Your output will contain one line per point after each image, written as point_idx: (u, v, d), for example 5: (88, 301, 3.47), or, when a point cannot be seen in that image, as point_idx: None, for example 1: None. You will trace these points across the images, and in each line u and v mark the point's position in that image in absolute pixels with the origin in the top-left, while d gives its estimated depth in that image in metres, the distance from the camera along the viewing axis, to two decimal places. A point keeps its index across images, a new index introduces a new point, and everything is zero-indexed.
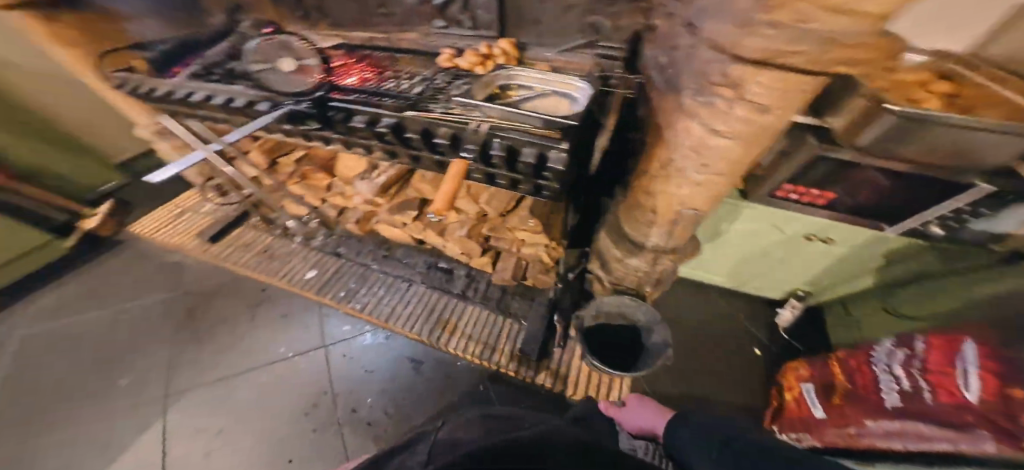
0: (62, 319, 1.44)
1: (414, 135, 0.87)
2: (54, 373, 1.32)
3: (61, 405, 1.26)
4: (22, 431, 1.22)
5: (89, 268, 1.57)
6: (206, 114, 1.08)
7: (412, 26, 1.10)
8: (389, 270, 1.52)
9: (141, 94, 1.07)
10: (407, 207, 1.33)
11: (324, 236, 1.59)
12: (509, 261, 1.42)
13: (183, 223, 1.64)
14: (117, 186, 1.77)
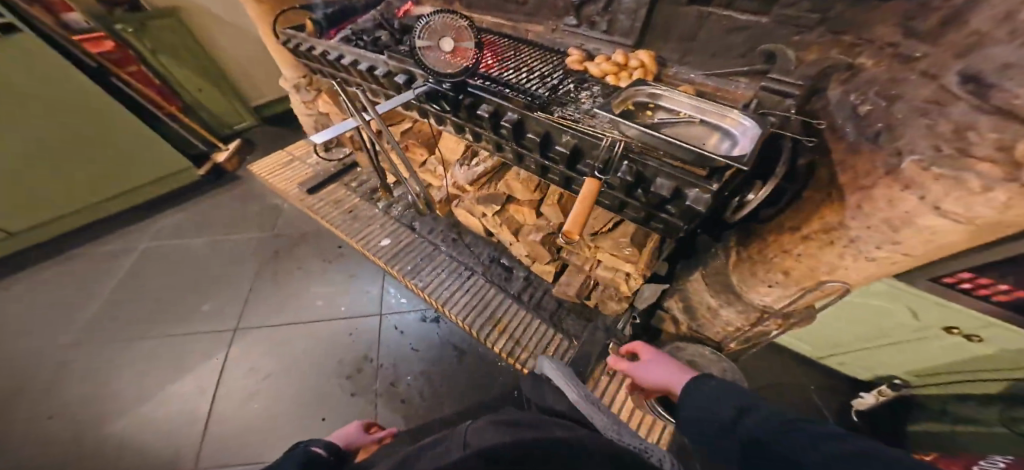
0: (177, 236, 1.64)
1: (535, 137, 0.92)
2: (161, 283, 1.50)
3: (156, 315, 1.42)
4: (128, 326, 1.39)
5: (206, 196, 1.77)
6: (350, 78, 1.22)
7: (540, 19, 1.10)
8: (456, 255, 1.51)
9: (301, 51, 1.23)
10: (487, 199, 1.28)
11: (403, 207, 1.62)
12: (577, 276, 1.32)
13: (288, 169, 1.73)
14: (247, 127, 1.98)
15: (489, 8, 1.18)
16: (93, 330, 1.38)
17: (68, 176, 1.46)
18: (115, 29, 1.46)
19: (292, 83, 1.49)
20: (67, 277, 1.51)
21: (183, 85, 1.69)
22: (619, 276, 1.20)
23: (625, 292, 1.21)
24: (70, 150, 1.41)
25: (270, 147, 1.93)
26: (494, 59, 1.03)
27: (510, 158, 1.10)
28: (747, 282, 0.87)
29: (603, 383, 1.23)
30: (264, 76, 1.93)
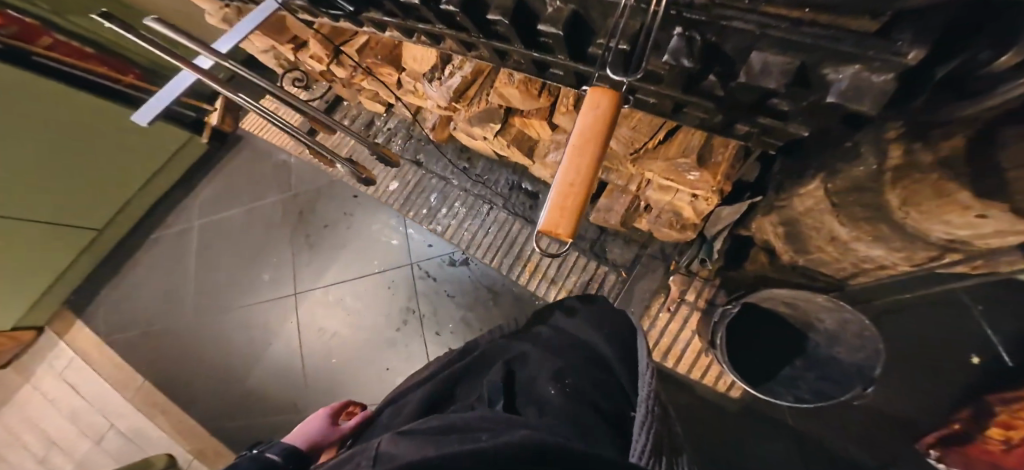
0: (217, 213, 1.67)
1: (500, 18, 0.50)
2: (225, 259, 1.62)
3: (233, 288, 1.57)
4: (218, 301, 1.58)
5: (220, 165, 1.71)
6: None
7: None
8: (470, 187, 1.26)
9: None
10: (481, 119, 0.93)
11: (403, 138, 1.34)
12: (621, 199, 1.00)
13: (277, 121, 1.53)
14: None
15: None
16: (195, 307, 1.60)
17: (101, 183, 1.45)
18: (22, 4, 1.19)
19: (219, 18, 1.17)
20: (154, 266, 1.69)
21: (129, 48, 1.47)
22: (680, 199, 0.85)
23: (691, 217, 0.88)
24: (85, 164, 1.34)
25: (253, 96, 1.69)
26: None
27: (490, 61, 0.72)
28: (924, 209, 0.46)
29: (658, 318, 1.04)
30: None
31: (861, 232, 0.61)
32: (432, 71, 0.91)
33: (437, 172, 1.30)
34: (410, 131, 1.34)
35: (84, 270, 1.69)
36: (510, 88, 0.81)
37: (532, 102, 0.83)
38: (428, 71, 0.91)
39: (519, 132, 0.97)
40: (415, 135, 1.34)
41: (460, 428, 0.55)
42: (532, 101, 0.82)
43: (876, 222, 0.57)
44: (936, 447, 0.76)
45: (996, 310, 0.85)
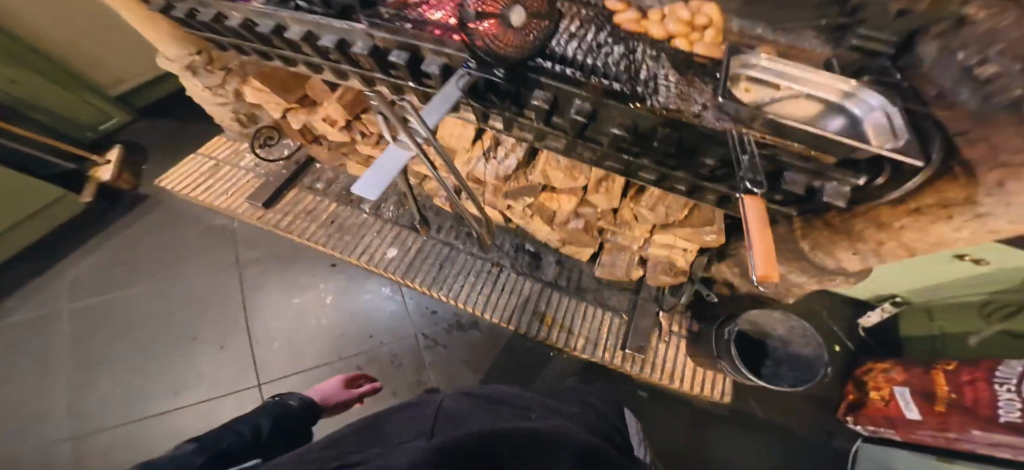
0: (111, 294, 1.20)
1: (621, 131, 0.66)
2: (118, 356, 1.14)
3: (134, 397, 1.10)
4: (103, 419, 1.07)
5: (109, 228, 1.26)
6: (297, 55, 0.80)
7: None
8: (478, 252, 1.30)
9: (201, 19, 0.78)
10: (521, 193, 1.07)
11: (396, 203, 1.30)
12: (621, 255, 1.22)
13: (215, 180, 1.22)
14: (119, 124, 1.37)
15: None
16: (51, 441, 1.04)
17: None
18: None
19: (181, 65, 1.03)
20: None
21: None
22: (676, 252, 1.12)
23: (682, 266, 1.15)
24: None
25: (173, 153, 1.36)
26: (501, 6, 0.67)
27: (556, 146, 0.84)
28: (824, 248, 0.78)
29: (657, 349, 1.24)
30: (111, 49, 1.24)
31: (792, 267, 0.91)
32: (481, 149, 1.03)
33: (438, 236, 1.30)
34: (401, 198, 1.29)
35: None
36: (552, 169, 0.96)
37: (566, 179, 0.97)
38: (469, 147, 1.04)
39: (541, 205, 1.13)
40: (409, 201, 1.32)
41: (506, 407, 0.57)
42: (570, 179, 0.97)
43: (800, 260, 0.88)
44: (851, 414, 1.16)
45: (833, 313, 1.39)
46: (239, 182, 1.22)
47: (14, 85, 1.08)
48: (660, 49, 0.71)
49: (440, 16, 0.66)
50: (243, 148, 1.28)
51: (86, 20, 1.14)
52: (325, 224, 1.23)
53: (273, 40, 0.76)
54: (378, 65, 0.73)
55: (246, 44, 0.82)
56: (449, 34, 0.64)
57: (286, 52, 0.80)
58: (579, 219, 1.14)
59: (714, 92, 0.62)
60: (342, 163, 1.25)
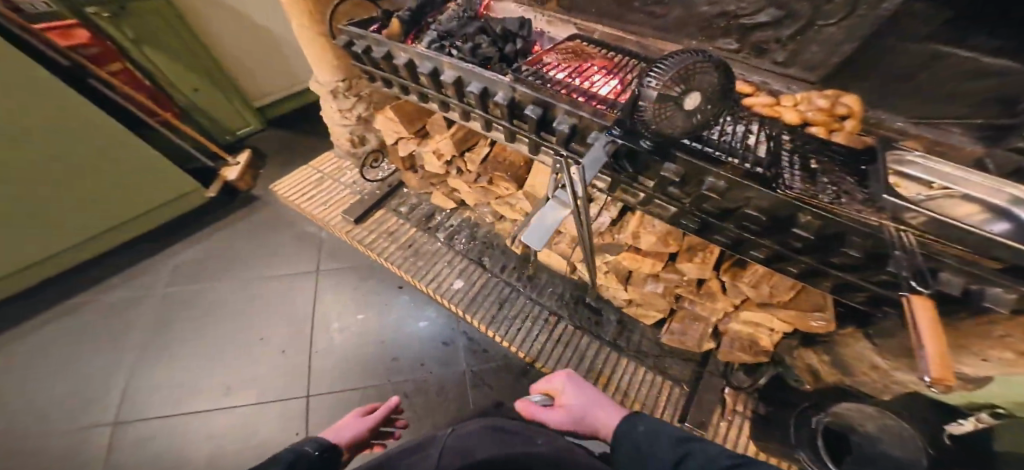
0: (201, 286, 1.27)
1: (759, 214, 0.65)
2: (171, 349, 1.15)
3: (168, 395, 1.07)
4: (132, 414, 1.04)
5: (220, 222, 1.41)
6: (435, 94, 0.87)
7: (679, 37, 0.85)
8: (538, 296, 1.26)
9: (373, 56, 0.87)
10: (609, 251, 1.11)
11: (469, 237, 1.32)
12: (694, 326, 1.11)
13: (318, 190, 1.33)
14: (252, 131, 1.67)
15: (600, 13, 0.90)
16: (81, 426, 1.01)
17: (50, 204, 1.09)
18: (86, 15, 1.15)
19: (327, 89, 1.19)
20: (32, 357, 1.13)
21: (174, 86, 1.39)
22: (762, 332, 1.01)
23: (767, 347, 1.02)
24: (15, 164, 0.99)
25: (286, 163, 1.55)
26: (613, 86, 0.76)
27: (659, 214, 0.84)
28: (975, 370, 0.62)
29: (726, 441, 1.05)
30: (268, 74, 1.62)
31: (899, 363, 0.73)
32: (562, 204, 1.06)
33: (500, 275, 1.28)
34: (474, 231, 1.34)
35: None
36: (644, 227, 1.00)
37: (653, 239, 0.99)
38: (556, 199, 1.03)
39: (619, 263, 1.12)
40: (481, 235, 1.34)
41: (518, 437, 0.61)
42: (654, 238, 0.98)
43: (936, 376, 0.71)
44: None
45: None
46: (339, 193, 1.32)
47: (194, 93, 1.44)
48: (794, 135, 0.70)
49: (561, 78, 0.76)
50: (345, 166, 1.40)
51: (261, 52, 1.54)
52: (400, 249, 1.25)
53: (423, 77, 0.84)
54: (507, 115, 0.78)
55: (397, 80, 0.91)
56: (587, 101, 0.69)
57: (429, 91, 0.88)
58: (658, 282, 1.07)
59: (857, 186, 0.59)
60: (428, 192, 1.33)
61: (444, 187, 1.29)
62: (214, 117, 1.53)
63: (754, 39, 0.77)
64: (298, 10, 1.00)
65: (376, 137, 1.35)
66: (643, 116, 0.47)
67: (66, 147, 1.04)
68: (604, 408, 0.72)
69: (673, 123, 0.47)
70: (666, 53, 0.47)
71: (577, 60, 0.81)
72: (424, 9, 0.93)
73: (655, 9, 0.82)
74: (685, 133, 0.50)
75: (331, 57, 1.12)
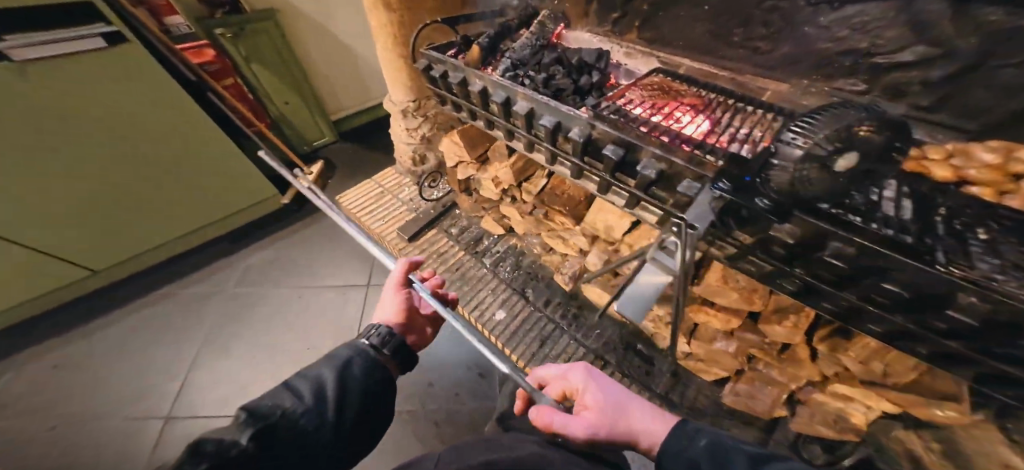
0: (263, 290, 1.34)
1: (895, 287, 0.50)
2: (228, 347, 1.21)
3: (219, 394, 1.11)
4: (186, 407, 1.09)
5: (288, 229, 1.50)
6: (504, 122, 0.83)
7: (785, 74, 0.75)
8: (582, 338, 1.10)
9: (450, 82, 0.85)
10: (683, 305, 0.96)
11: (515, 267, 1.21)
12: (767, 392, 0.90)
13: (378, 205, 1.35)
14: (326, 143, 1.78)
15: (689, 47, 0.83)
16: (143, 412, 1.08)
17: (159, 198, 1.25)
18: (214, 35, 1.33)
19: (398, 108, 1.23)
20: (119, 337, 1.25)
21: (271, 100, 1.54)
22: (856, 409, 0.78)
23: (861, 427, 0.78)
24: (138, 159, 1.15)
25: (352, 175, 1.62)
26: (696, 126, 0.70)
27: (750, 270, 0.72)
28: None
29: None
30: (344, 92, 1.76)
31: None
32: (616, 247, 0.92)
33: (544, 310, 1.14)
34: (519, 260, 1.22)
35: (61, 299, 1.28)
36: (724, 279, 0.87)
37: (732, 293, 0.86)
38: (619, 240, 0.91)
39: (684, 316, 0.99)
40: (523, 264, 1.22)
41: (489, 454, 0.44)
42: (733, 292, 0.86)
43: None
44: None
45: None
46: (395, 210, 1.33)
47: (286, 106, 1.59)
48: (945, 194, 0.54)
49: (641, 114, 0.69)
50: (405, 183, 1.42)
51: (341, 70, 1.70)
52: (446, 271, 1.20)
53: (495, 105, 0.80)
54: (579, 152, 0.71)
55: (468, 107, 0.89)
56: (676, 144, 0.62)
57: (498, 119, 0.83)
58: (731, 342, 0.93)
59: None
60: (480, 216, 1.27)
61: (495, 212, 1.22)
62: (298, 130, 1.67)
63: (889, 80, 0.65)
64: (384, 35, 1.06)
65: (435, 157, 1.35)
66: (774, 169, 0.51)
67: (177, 147, 1.19)
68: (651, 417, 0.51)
69: (812, 174, 0.47)
70: (816, 107, 0.58)
71: (662, 93, 0.73)
72: (501, 37, 0.91)
73: (759, 44, 0.73)
74: (826, 191, 0.47)
75: (407, 80, 1.15)
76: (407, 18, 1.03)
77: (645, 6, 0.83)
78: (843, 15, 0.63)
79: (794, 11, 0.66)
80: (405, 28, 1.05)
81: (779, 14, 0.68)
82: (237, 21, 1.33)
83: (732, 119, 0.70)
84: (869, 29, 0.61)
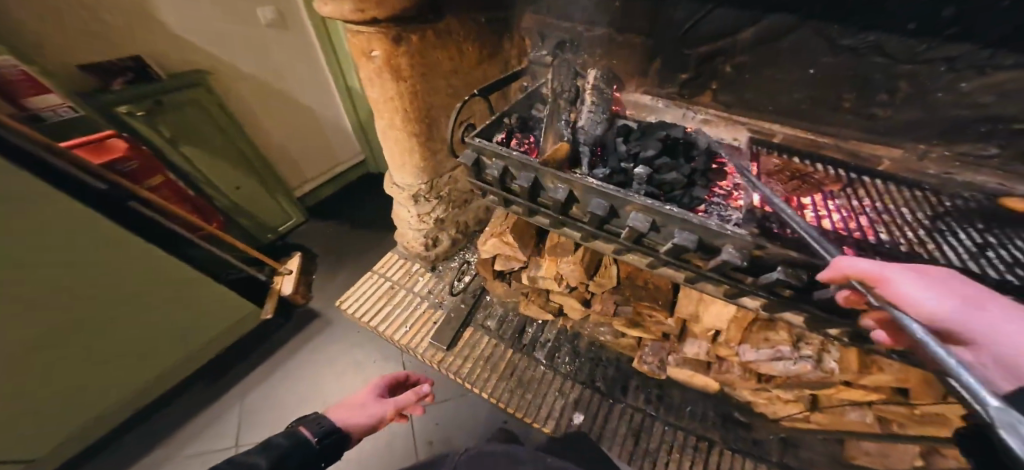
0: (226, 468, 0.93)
1: None
2: None
3: None
4: None
5: (262, 364, 1.11)
6: (593, 229, 0.67)
7: (896, 139, 0.67)
8: (676, 421, 0.82)
9: (516, 184, 0.68)
10: (809, 387, 0.67)
11: (573, 356, 0.95)
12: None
13: (393, 307, 1.08)
14: (294, 225, 1.45)
15: (777, 111, 0.75)
16: None
17: (63, 372, 0.80)
18: (115, 113, 0.94)
19: (406, 191, 1.01)
20: None
21: (217, 186, 1.19)
22: None
23: None
24: (17, 333, 0.70)
25: (339, 264, 1.33)
26: (840, 213, 0.57)
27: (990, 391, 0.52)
28: None
29: None
30: (306, 158, 1.46)
31: None
32: (722, 336, 0.73)
33: (625, 399, 0.87)
34: (575, 346, 0.97)
35: None
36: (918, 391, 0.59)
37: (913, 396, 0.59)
38: (720, 329, 0.71)
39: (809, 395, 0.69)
40: (580, 350, 0.96)
41: None
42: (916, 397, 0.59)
43: None
44: None
45: None
46: (414, 312, 1.06)
47: (237, 191, 1.25)
48: None
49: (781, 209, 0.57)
50: (415, 271, 1.16)
51: (298, 135, 1.39)
52: (495, 378, 0.93)
53: (587, 213, 0.64)
54: (727, 271, 0.57)
55: (534, 207, 0.71)
56: (866, 255, 0.49)
57: (585, 225, 0.67)
58: (866, 408, 0.67)
59: None
60: (517, 300, 1.02)
61: (538, 296, 0.96)
62: (258, 217, 1.33)
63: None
64: (390, 108, 0.83)
65: (449, 237, 1.14)
66: None
67: (87, 292, 0.76)
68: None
69: None
70: None
71: (795, 182, 0.62)
72: (560, 110, 0.74)
73: (875, 111, 0.66)
74: None
75: (418, 157, 0.92)
76: (421, 86, 0.82)
77: (729, 67, 0.73)
78: (989, 82, 0.53)
79: (925, 77, 0.58)
80: (419, 99, 0.83)
81: (907, 80, 0.60)
82: (147, 93, 0.96)
83: (878, 203, 0.59)
84: (1015, 97, 0.52)
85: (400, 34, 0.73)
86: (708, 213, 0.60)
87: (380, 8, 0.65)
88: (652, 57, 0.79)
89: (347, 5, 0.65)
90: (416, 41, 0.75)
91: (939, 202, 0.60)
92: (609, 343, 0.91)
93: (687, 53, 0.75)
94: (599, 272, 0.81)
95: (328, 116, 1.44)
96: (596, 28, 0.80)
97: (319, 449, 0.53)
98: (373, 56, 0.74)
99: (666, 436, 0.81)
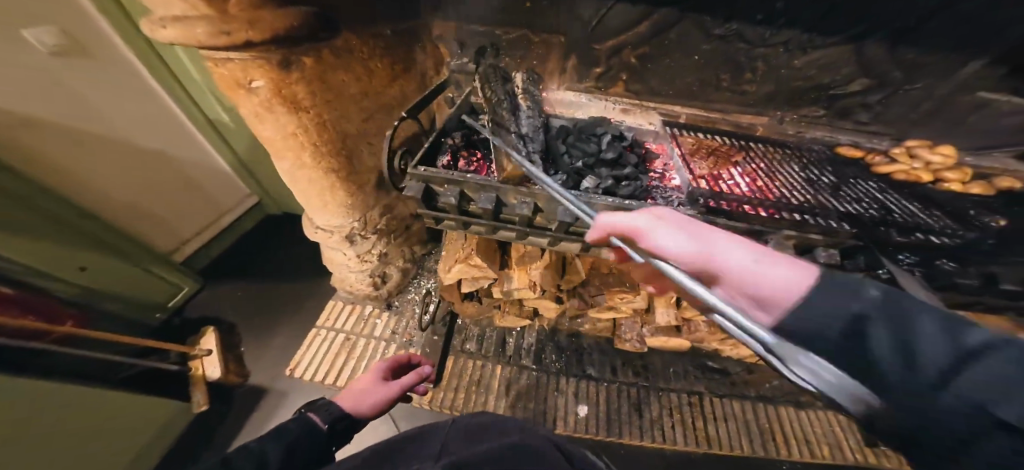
0: None
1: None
2: None
3: None
4: None
5: None
6: (562, 235, 0.69)
7: (763, 108, 0.84)
8: (666, 385, 0.99)
9: (474, 204, 0.66)
10: None
11: (559, 352, 1.04)
12: None
13: (358, 360, 1.00)
14: (187, 295, 1.19)
15: (678, 94, 0.84)
16: None
17: None
18: None
19: (339, 233, 0.89)
20: None
21: (45, 273, 0.86)
22: None
23: None
24: None
25: (269, 330, 1.12)
26: (749, 178, 0.70)
27: None
28: None
29: None
30: (172, 213, 1.16)
31: None
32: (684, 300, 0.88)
33: (617, 378, 1.01)
34: (558, 342, 1.06)
35: None
36: None
37: None
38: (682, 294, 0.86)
39: None
40: (565, 345, 1.05)
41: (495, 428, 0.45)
42: None
43: None
44: None
45: None
46: (389, 358, 1.01)
47: (82, 272, 0.93)
48: (930, 199, 0.68)
49: (711, 184, 0.66)
50: (368, 314, 1.09)
51: (149, 187, 1.08)
52: (499, 399, 0.97)
53: (554, 221, 0.65)
54: None
55: (496, 224, 0.70)
56: (783, 211, 0.60)
57: (553, 232, 0.69)
58: None
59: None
60: (490, 315, 1.03)
61: (511, 306, 0.99)
62: (127, 296, 1.04)
63: (841, 104, 0.79)
64: (293, 145, 0.69)
65: (398, 269, 1.08)
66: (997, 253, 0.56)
67: None
68: (760, 262, 0.30)
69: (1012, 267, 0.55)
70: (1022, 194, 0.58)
71: (711, 157, 0.74)
72: (502, 121, 0.71)
73: (746, 87, 0.80)
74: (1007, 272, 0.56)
75: (348, 193, 0.82)
76: (330, 115, 0.70)
77: (633, 58, 0.79)
78: (811, 58, 0.73)
79: (775, 56, 0.73)
80: (330, 130, 0.71)
81: (763, 60, 0.74)
82: None
83: (767, 165, 0.74)
84: (829, 68, 0.74)
85: (288, 58, 0.58)
86: (657, 199, 0.66)
87: (254, 30, 0.49)
88: (567, 55, 0.82)
89: (199, 27, 0.47)
90: (310, 63, 0.62)
91: (803, 156, 0.79)
92: (592, 329, 1.00)
93: (595, 49, 0.79)
94: (567, 270, 0.87)
95: (190, 156, 1.14)
96: (507, 32, 0.80)
97: (328, 434, 0.51)
98: (254, 87, 0.59)
99: (656, 396, 0.98)
